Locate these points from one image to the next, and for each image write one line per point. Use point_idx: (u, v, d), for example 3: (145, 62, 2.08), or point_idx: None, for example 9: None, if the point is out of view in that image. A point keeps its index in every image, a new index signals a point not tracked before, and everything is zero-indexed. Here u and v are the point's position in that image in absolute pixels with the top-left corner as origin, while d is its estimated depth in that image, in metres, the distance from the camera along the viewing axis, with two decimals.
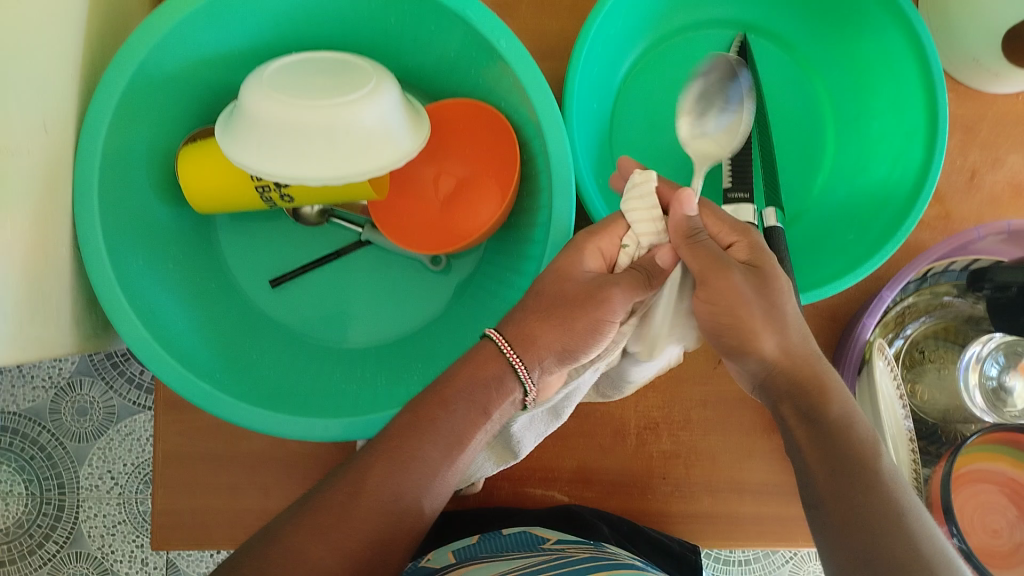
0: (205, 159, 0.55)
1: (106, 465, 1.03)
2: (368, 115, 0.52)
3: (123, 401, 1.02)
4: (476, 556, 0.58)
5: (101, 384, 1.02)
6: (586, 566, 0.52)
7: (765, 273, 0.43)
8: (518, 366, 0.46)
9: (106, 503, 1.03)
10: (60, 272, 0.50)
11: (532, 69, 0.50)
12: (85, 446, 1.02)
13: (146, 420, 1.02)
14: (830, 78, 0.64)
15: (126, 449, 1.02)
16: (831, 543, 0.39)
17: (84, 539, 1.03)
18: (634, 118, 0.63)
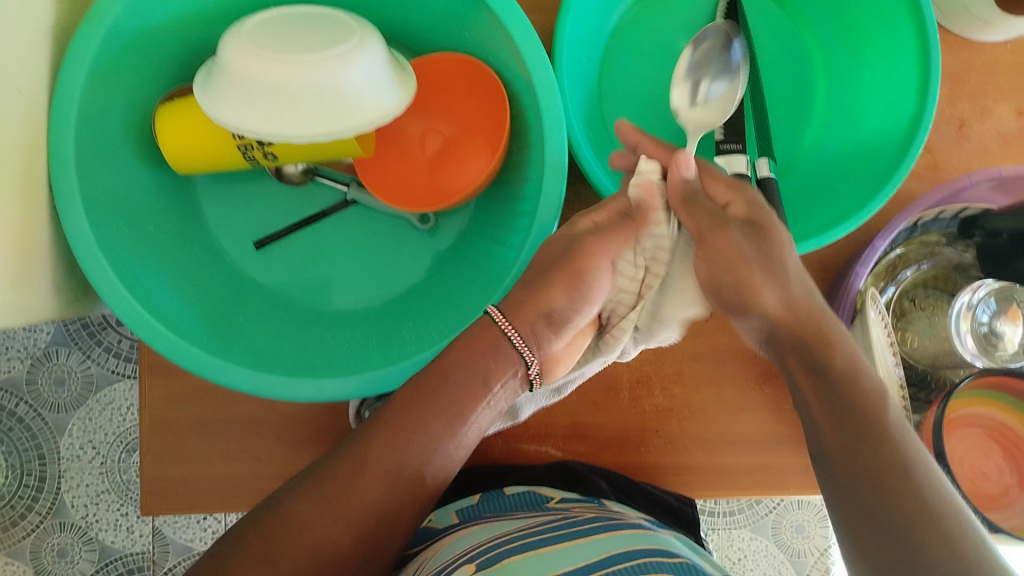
0: (185, 117, 0.53)
1: (87, 435, 1.02)
2: (355, 70, 0.50)
3: (102, 371, 1.01)
4: (479, 516, 0.58)
5: (78, 353, 1.00)
6: (589, 526, 0.52)
7: (765, 232, 0.44)
8: (514, 338, 0.46)
9: (88, 472, 1.02)
10: (40, 237, 0.48)
11: (523, 21, 0.49)
12: (64, 416, 1.01)
13: (126, 389, 1.01)
14: (821, 30, 0.63)
15: (107, 418, 1.01)
16: (842, 494, 0.39)
17: (67, 510, 1.02)
18: (624, 71, 0.62)
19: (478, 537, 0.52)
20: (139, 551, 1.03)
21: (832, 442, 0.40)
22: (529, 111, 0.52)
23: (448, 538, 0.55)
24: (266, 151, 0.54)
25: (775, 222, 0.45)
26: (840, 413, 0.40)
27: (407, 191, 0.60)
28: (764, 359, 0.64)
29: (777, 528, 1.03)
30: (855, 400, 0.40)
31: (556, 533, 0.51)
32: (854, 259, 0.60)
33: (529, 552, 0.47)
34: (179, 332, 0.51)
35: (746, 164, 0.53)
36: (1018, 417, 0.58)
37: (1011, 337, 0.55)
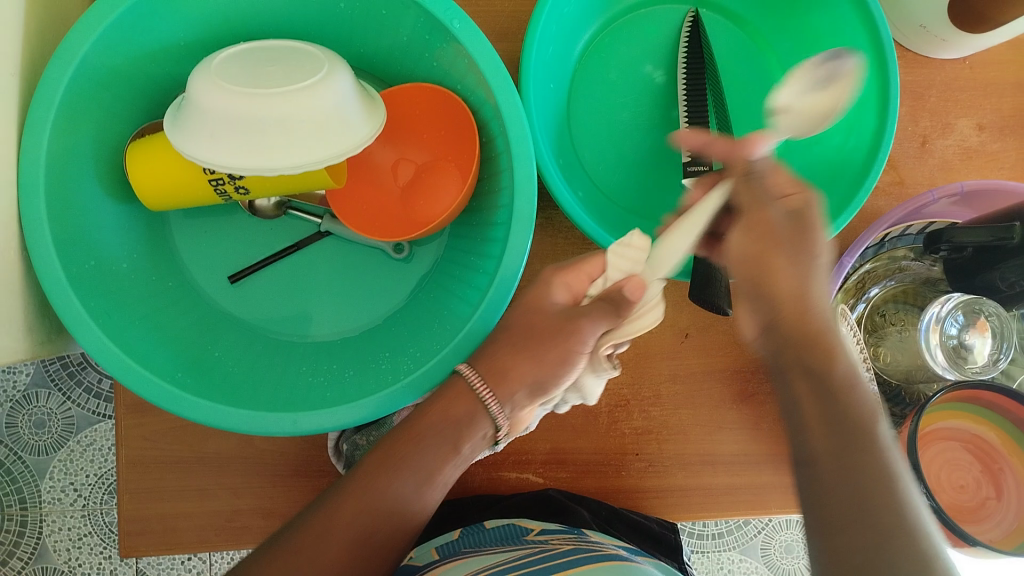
0: (155, 153, 0.53)
1: (69, 477, 1.00)
2: (324, 102, 0.51)
3: (82, 412, 1.00)
4: (458, 551, 0.58)
5: (59, 396, 0.99)
6: (571, 560, 0.52)
7: (810, 223, 0.45)
8: (487, 402, 0.50)
9: (70, 515, 1.01)
10: (9, 277, 0.48)
11: (487, 49, 0.50)
12: (45, 459, 1.00)
13: (108, 430, 1.00)
14: (781, 49, 0.64)
15: (88, 459, 1.00)
16: (820, 506, 0.37)
17: (49, 554, 1.01)
18: (591, 98, 0.63)
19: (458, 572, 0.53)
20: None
21: (822, 455, 0.38)
22: (496, 139, 0.53)
23: (428, 574, 0.55)
24: (237, 185, 0.54)
25: (821, 221, 0.46)
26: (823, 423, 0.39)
27: (382, 221, 0.61)
28: (740, 378, 0.65)
29: (766, 548, 1.04)
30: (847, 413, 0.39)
31: (536, 568, 0.51)
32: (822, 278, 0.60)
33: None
34: (152, 367, 0.51)
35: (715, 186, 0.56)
36: (994, 429, 0.58)
37: (980, 349, 0.56)
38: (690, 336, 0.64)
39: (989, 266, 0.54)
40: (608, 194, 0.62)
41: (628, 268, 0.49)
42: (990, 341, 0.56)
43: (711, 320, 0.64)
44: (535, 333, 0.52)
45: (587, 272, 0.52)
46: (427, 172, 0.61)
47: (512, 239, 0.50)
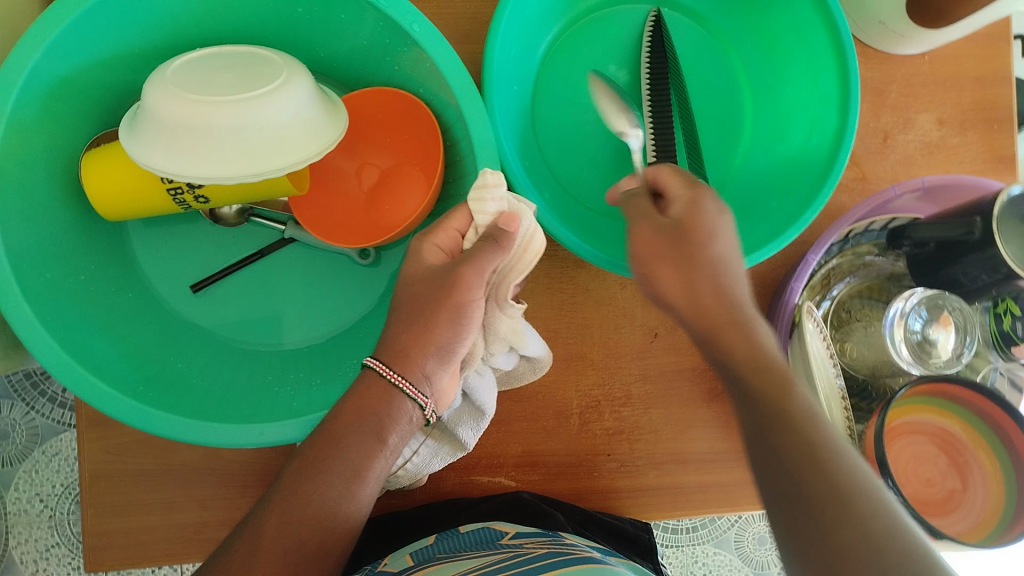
0: (110, 162, 0.52)
1: (34, 488, 1.03)
2: (281, 109, 0.50)
3: (47, 422, 1.03)
4: (433, 557, 0.57)
5: (22, 406, 1.03)
6: (543, 564, 0.52)
7: (689, 227, 0.45)
8: (400, 385, 0.47)
9: (36, 526, 1.03)
10: None
11: (449, 52, 0.49)
12: (11, 470, 1.03)
13: (71, 439, 1.03)
14: (744, 49, 0.64)
15: (53, 470, 1.03)
16: (798, 524, 0.33)
17: (15, 565, 1.04)
18: (555, 98, 0.63)
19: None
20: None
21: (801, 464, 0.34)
22: (460, 143, 0.53)
23: None
24: (196, 194, 0.53)
25: (703, 220, 0.46)
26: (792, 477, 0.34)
27: (349, 227, 0.59)
28: (710, 376, 0.65)
29: (740, 541, 1.04)
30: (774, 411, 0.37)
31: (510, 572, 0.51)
32: (788, 276, 0.61)
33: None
34: (113, 381, 0.50)
35: None
36: (959, 422, 0.59)
37: (944, 343, 0.57)
38: (660, 335, 0.64)
39: (950, 261, 0.55)
40: (574, 196, 0.62)
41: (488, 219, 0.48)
42: (953, 335, 0.57)
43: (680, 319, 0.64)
44: (422, 301, 0.49)
45: (454, 228, 0.50)
46: (393, 179, 0.60)
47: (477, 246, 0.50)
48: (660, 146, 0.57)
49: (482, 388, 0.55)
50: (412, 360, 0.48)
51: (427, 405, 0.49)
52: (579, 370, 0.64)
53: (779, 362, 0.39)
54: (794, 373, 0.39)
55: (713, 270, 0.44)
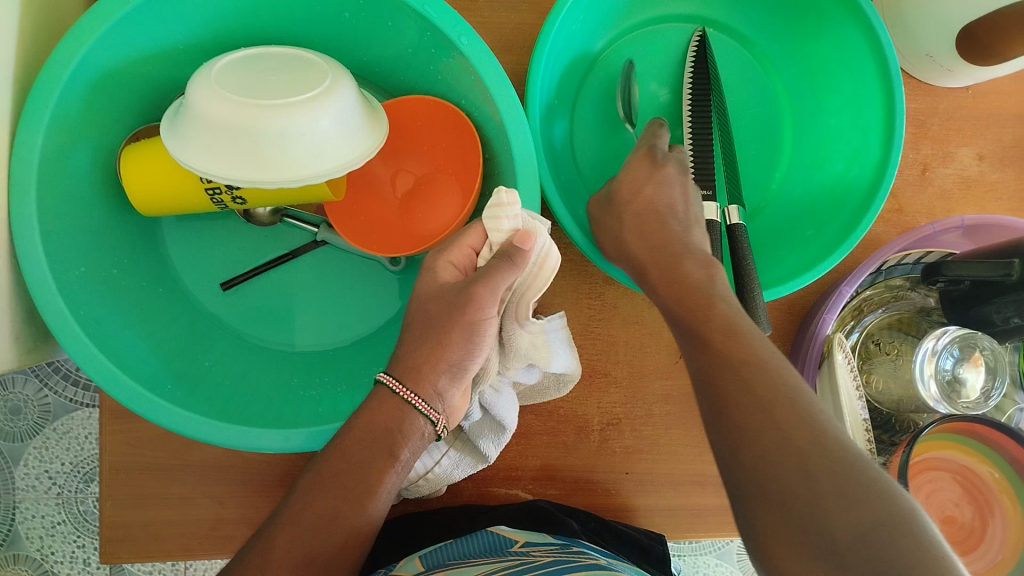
0: (150, 159, 0.52)
1: (43, 464, 1.04)
2: (326, 115, 0.50)
3: (59, 400, 1.04)
4: (443, 563, 0.57)
5: (36, 382, 1.04)
6: (552, 571, 0.52)
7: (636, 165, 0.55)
8: (412, 400, 0.47)
9: (44, 503, 1.04)
10: None
11: (497, 69, 0.49)
12: (20, 446, 1.04)
13: (83, 418, 1.04)
14: (788, 75, 0.63)
15: (64, 447, 1.04)
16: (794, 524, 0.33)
17: (22, 540, 1.04)
18: (592, 114, 0.62)
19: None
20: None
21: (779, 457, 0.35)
22: (501, 157, 0.52)
23: None
24: (234, 195, 0.53)
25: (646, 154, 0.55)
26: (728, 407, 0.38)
27: (378, 235, 0.59)
28: None
29: (742, 555, 1.04)
30: (741, 378, 0.39)
31: None
32: (819, 305, 0.61)
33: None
34: (143, 379, 0.50)
35: (715, 211, 0.56)
36: (982, 461, 0.58)
37: (974, 383, 0.56)
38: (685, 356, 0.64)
39: (984, 299, 0.55)
40: None
41: (503, 236, 0.47)
42: (983, 375, 0.56)
43: None
44: (435, 319, 0.49)
45: (467, 245, 0.50)
46: (424, 187, 0.59)
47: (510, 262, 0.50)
48: (699, 171, 0.57)
49: (500, 404, 0.56)
50: (425, 376, 0.48)
51: (439, 421, 0.49)
52: (603, 388, 0.64)
53: (749, 349, 0.40)
54: (764, 357, 0.40)
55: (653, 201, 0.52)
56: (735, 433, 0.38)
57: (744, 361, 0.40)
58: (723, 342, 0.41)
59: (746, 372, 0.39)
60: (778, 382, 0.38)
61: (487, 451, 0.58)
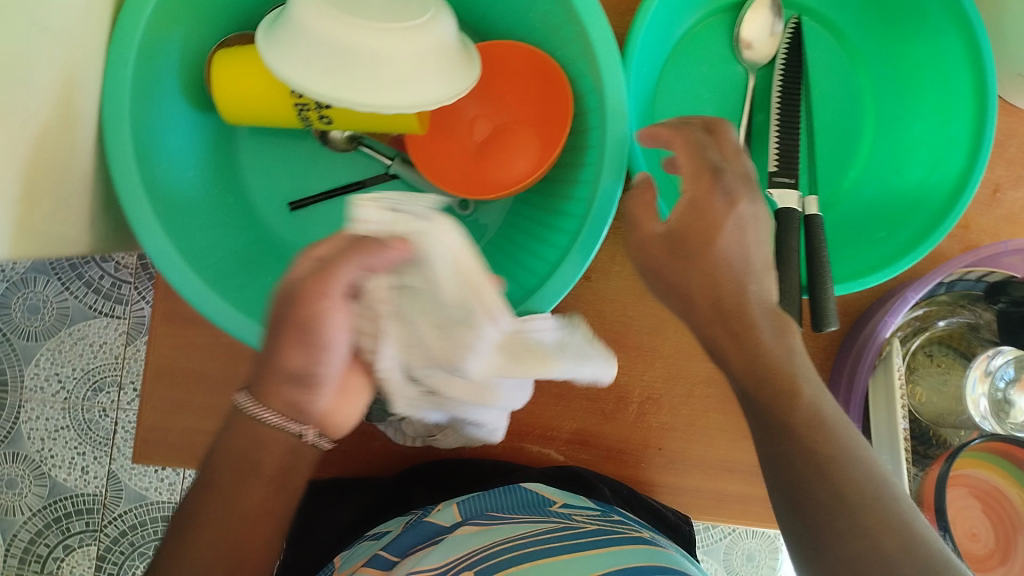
0: (242, 66, 0.51)
1: (53, 367, 1.12)
2: (424, 46, 0.50)
3: (79, 305, 1.11)
4: (483, 513, 0.59)
5: (56, 283, 1.10)
6: (591, 536, 0.53)
7: (701, 204, 0.46)
8: (267, 418, 0.42)
9: (49, 406, 1.12)
10: (81, 166, 0.46)
11: (603, 21, 0.49)
12: (35, 345, 1.12)
13: (96, 326, 1.11)
14: (877, 74, 0.62)
15: (76, 352, 1.11)
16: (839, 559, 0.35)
17: (22, 441, 1.12)
18: (676, 87, 0.61)
19: (476, 543, 0.54)
20: (92, 492, 1.12)
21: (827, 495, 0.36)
22: (591, 113, 0.52)
23: (452, 534, 0.56)
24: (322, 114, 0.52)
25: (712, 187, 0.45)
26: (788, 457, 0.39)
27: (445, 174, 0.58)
28: None
29: (728, 554, 1.05)
30: (801, 436, 0.39)
31: (562, 542, 0.52)
32: (878, 306, 0.60)
33: (524, 563, 0.48)
34: (214, 282, 0.50)
35: (797, 199, 0.56)
36: (1012, 484, 0.59)
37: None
38: None
39: None
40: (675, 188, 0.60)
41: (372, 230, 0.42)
42: None
43: None
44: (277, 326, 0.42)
45: None
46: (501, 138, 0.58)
47: (567, 262, 0.49)
48: (782, 157, 0.57)
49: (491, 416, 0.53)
50: (280, 387, 0.42)
51: (307, 431, 0.43)
52: (647, 361, 0.64)
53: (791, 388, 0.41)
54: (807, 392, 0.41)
55: (730, 251, 0.44)
56: (791, 484, 0.38)
57: (804, 418, 0.39)
58: (791, 405, 0.40)
59: (817, 427, 0.39)
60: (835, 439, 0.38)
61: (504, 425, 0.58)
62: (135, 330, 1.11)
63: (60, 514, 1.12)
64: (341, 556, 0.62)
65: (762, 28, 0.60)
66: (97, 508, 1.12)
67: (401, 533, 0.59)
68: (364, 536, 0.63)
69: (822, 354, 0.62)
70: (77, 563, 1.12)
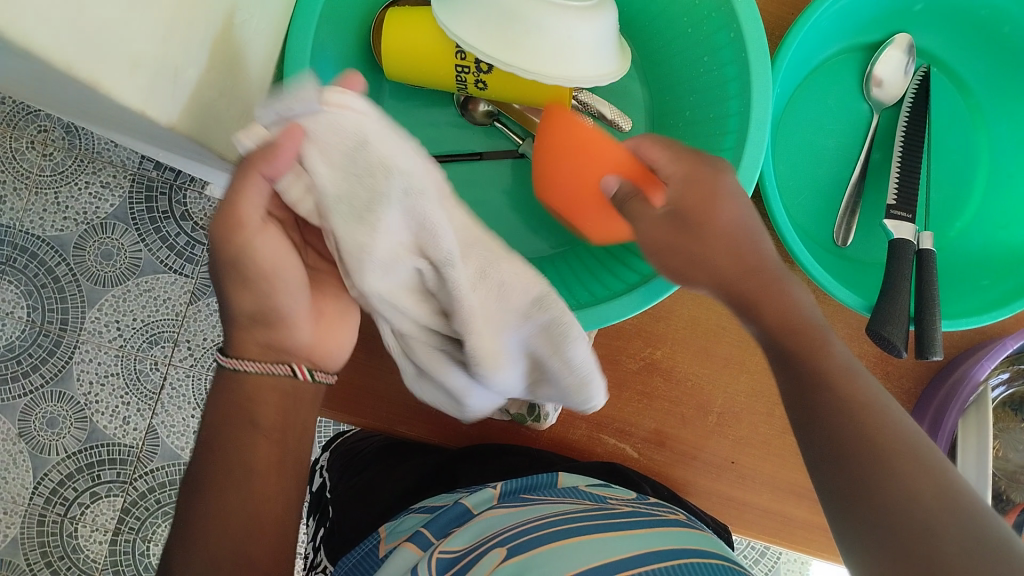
0: (415, 22, 0.56)
1: (115, 314, 1.05)
2: (590, 30, 0.52)
3: (151, 258, 1.05)
4: (519, 494, 0.58)
5: (134, 233, 1.04)
6: (629, 519, 0.52)
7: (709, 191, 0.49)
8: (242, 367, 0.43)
9: (103, 352, 1.05)
10: (256, 84, 0.50)
11: (760, 28, 0.52)
12: (100, 290, 1.04)
13: (168, 282, 1.05)
14: (997, 131, 0.64)
15: (140, 304, 1.05)
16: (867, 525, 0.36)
17: (71, 381, 1.04)
18: (803, 113, 0.63)
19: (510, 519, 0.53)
20: (129, 444, 1.05)
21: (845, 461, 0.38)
22: (732, 117, 0.54)
23: (485, 512, 0.55)
24: (478, 80, 0.57)
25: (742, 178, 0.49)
26: (862, 467, 0.37)
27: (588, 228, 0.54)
28: None
29: None
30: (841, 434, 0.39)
31: (601, 522, 0.51)
32: (968, 354, 0.61)
33: (568, 538, 0.48)
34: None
35: (912, 233, 0.57)
36: None
37: None
38: None
39: None
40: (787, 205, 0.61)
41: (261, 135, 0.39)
42: None
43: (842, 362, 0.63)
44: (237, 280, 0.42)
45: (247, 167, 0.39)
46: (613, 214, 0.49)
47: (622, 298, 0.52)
48: (902, 191, 0.58)
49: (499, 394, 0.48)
50: (250, 334, 0.43)
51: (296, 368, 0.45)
52: (733, 375, 0.65)
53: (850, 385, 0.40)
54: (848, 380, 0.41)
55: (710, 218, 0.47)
56: (879, 503, 0.35)
57: (839, 410, 0.39)
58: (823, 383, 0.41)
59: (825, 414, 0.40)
60: (886, 429, 0.38)
61: (547, 414, 0.62)
62: (202, 291, 1.05)
63: (93, 460, 1.04)
64: (388, 526, 0.58)
65: (895, 70, 0.63)
66: (131, 460, 1.05)
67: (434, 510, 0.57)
68: (409, 509, 0.60)
69: (903, 393, 0.63)
70: (101, 514, 1.05)
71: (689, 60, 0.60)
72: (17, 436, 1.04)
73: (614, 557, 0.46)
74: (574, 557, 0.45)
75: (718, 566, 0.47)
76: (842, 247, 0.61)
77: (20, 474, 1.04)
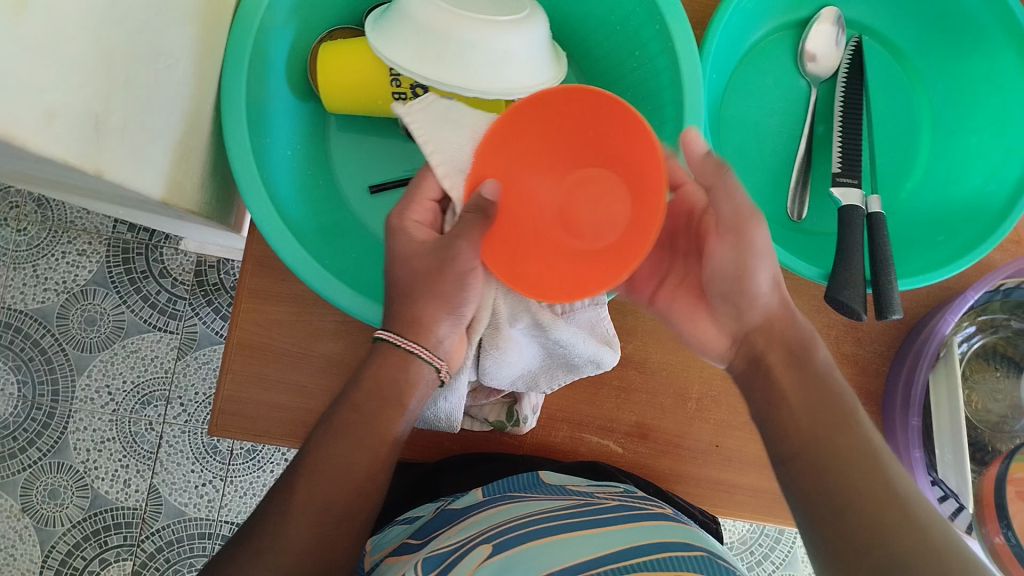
0: (348, 51, 0.58)
1: (105, 379, 1.05)
2: (522, 43, 0.53)
3: (135, 318, 1.06)
4: (504, 493, 0.58)
5: (115, 297, 1.05)
6: (615, 514, 0.52)
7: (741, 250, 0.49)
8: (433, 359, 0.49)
9: (97, 417, 1.05)
10: (194, 127, 0.51)
11: (679, 14, 0.53)
12: (88, 356, 1.05)
13: (154, 340, 1.06)
14: (935, 91, 0.65)
15: (128, 365, 1.06)
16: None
17: (68, 451, 1.04)
18: (742, 97, 0.64)
19: (496, 520, 0.52)
20: (132, 506, 1.04)
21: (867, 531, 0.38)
22: (667, 106, 0.56)
23: (474, 514, 0.55)
24: (416, 103, 0.59)
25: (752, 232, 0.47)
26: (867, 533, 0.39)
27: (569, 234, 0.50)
28: None
29: None
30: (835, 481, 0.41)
31: (584, 519, 0.50)
32: (933, 313, 0.62)
33: (549, 536, 0.48)
34: (313, 252, 0.55)
35: (859, 198, 0.58)
36: None
37: None
38: None
39: None
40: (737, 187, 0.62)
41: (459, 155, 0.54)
42: None
43: (814, 332, 0.63)
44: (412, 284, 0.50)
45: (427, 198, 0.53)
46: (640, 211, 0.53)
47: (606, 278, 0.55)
48: (844, 160, 0.59)
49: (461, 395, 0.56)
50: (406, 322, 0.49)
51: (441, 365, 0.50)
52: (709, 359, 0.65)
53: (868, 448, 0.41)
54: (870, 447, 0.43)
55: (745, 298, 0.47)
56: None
57: (837, 463, 0.42)
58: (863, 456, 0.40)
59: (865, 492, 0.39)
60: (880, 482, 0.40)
61: (525, 419, 0.61)
62: (188, 346, 1.06)
63: (98, 527, 1.03)
64: (373, 540, 0.60)
65: (826, 45, 0.64)
66: (136, 522, 1.04)
67: (421, 521, 0.58)
68: (396, 521, 0.62)
69: (877, 357, 0.64)
70: None
71: (621, 59, 0.61)
72: (21, 510, 1.02)
73: (597, 553, 0.46)
74: (553, 558, 0.45)
75: (701, 557, 0.46)
76: (797, 221, 0.62)
77: (27, 549, 1.02)
